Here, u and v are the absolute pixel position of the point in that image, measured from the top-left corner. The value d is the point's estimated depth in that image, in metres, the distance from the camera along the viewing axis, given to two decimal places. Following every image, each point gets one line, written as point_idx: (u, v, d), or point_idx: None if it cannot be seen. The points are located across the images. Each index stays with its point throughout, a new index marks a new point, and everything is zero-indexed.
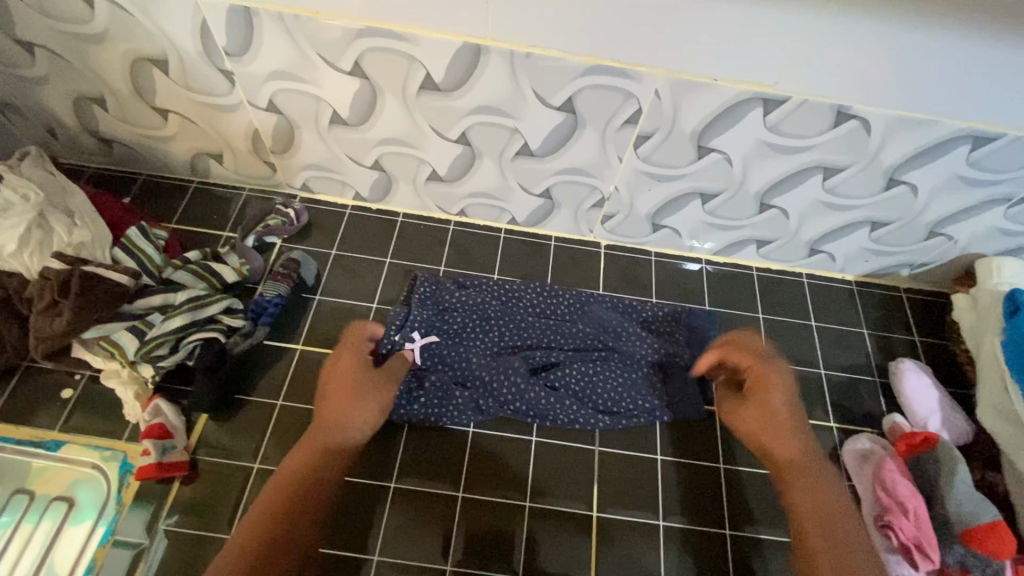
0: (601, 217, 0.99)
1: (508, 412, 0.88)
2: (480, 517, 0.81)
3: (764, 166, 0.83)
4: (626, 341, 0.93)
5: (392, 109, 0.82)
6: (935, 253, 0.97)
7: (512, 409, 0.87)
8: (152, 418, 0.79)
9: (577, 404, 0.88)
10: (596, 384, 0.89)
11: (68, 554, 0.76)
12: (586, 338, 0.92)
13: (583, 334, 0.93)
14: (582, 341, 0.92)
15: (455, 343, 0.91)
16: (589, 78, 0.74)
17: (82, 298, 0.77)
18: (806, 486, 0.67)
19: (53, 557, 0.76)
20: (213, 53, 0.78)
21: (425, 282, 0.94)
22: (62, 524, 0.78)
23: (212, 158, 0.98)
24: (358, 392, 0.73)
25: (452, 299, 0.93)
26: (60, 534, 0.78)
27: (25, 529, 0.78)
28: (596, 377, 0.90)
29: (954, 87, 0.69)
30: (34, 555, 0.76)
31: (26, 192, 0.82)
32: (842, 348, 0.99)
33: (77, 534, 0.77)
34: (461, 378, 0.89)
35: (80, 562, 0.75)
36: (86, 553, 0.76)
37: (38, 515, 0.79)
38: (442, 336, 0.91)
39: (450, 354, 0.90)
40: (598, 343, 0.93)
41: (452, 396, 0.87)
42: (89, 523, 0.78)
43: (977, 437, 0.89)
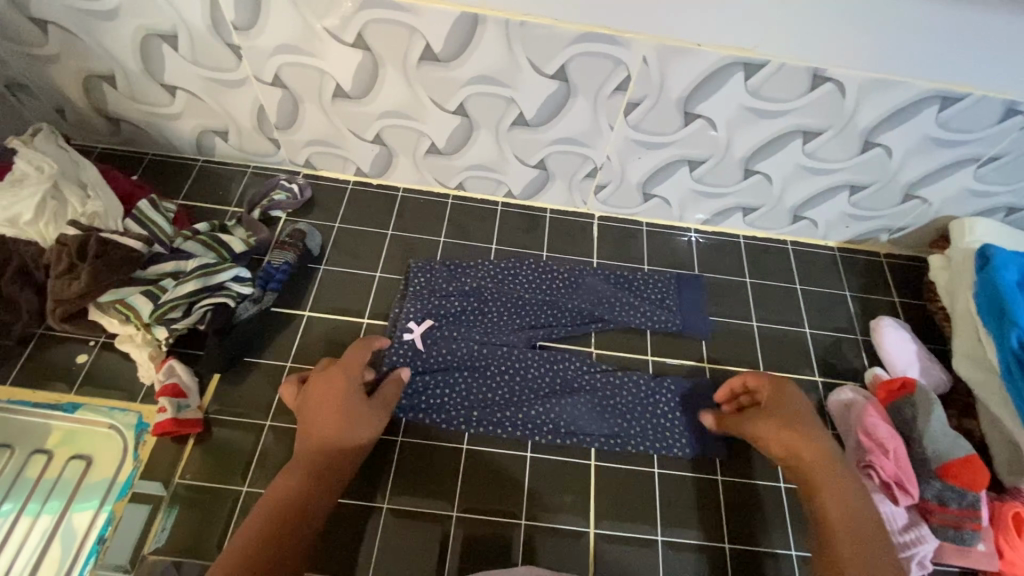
0: (594, 187, 1.03)
1: (512, 414, 0.87)
2: (484, 466, 0.84)
3: (747, 131, 0.88)
4: (619, 312, 0.97)
5: (393, 80, 0.85)
6: (912, 217, 1.02)
7: (515, 411, 0.87)
8: (166, 378, 0.81)
9: (586, 409, 0.88)
10: (600, 389, 0.89)
11: (70, 541, 0.76)
12: (581, 313, 0.96)
13: (578, 311, 0.96)
14: (577, 321, 0.96)
15: (455, 332, 0.92)
16: (580, 46, 0.77)
17: (98, 262, 0.79)
18: (840, 499, 0.67)
19: (56, 546, 0.75)
20: (220, 27, 0.81)
21: (419, 269, 0.98)
22: (64, 511, 0.77)
23: (217, 136, 1.01)
24: (346, 411, 0.75)
25: (448, 288, 0.96)
26: (61, 522, 0.77)
27: (25, 522, 0.76)
28: (598, 382, 0.90)
29: (921, 46, 0.74)
30: (35, 546, 0.75)
31: (39, 164, 0.85)
32: (826, 309, 1.04)
33: (79, 520, 0.77)
34: (462, 370, 0.89)
35: (83, 547, 0.75)
36: (90, 538, 0.76)
37: (37, 509, 0.77)
38: (440, 324, 0.92)
39: (452, 344, 0.90)
40: (593, 322, 0.96)
41: (454, 387, 0.88)
42: (91, 511, 0.77)
43: (953, 386, 0.94)
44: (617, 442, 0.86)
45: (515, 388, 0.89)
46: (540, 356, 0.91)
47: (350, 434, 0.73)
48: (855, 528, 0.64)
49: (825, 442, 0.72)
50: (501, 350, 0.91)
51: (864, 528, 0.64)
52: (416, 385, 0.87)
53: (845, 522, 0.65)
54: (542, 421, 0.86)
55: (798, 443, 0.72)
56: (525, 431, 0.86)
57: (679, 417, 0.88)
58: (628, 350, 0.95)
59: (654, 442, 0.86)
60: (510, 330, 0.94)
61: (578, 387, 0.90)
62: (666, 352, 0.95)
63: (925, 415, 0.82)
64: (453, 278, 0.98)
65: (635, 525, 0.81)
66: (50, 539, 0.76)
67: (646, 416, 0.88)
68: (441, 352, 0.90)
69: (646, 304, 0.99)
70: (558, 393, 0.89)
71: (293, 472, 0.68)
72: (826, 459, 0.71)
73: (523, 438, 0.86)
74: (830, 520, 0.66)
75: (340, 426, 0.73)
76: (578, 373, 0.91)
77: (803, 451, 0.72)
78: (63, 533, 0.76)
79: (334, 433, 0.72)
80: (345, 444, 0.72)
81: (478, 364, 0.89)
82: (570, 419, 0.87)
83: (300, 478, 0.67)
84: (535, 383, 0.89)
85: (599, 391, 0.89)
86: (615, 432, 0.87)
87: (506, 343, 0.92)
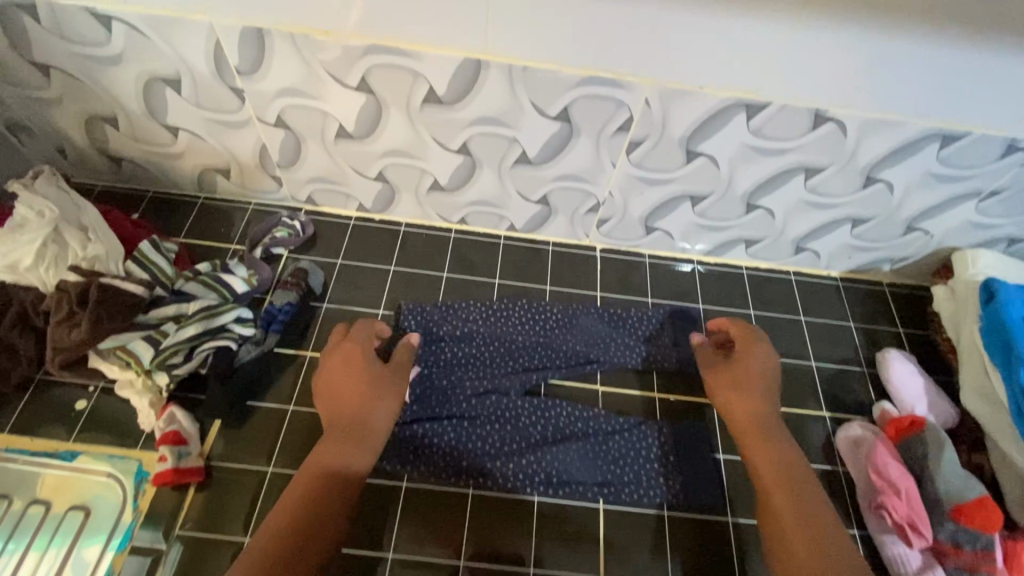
0: (597, 221, 1.03)
1: (502, 463, 0.85)
2: (491, 512, 0.82)
3: (748, 168, 0.88)
4: (613, 353, 0.96)
5: (396, 121, 0.85)
6: (914, 248, 1.02)
7: (505, 459, 0.85)
8: (167, 426, 0.80)
9: (579, 457, 0.86)
10: (592, 436, 0.88)
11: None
12: (575, 355, 0.95)
13: (571, 353, 0.95)
14: (569, 364, 0.94)
15: (445, 376, 0.91)
16: (583, 89, 0.78)
17: (99, 308, 0.78)
18: (768, 452, 0.77)
19: None
20: (224, 73, 0.81)
21: (410, 309, 0.96)
22: (73, 545, 0.77)
23: (219, 174, 1.01)
24: (370, 381, 0.80)
25: (439, 330, 0.95)
26: (69, 557, 0.77)
27: (33, 556, 0.77)
28: (589, 427, 0.89)
29: (918, 89, 0.74)
30: None
31: (41, 208, 0.84)
32: (831, 341, 1.03)
33: (87, 555, 0.77)
34: (452, 417, 0.88)
35: None
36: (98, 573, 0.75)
37: (46, 542, 0.77)
38: (431, 369, 0.91)
39: (442, 390, 0.90)
40: (586, 365, 0.95)
41: (442, 435, 0.86)
42: (98, 546, 0.77)
43: (962, 420, 0.93)
44: (610, 492, 0.84)
45: (505, 436, 0.87)
46: (530, 404, 0.89)
47: (374, 403, 0.78)
48: (785, 478, 0.74)
49: (763, 402, 0.82)
50: (491, 398, 0.89)
51: (795, 477, 0.74)
52: (407, 436, 0.86)
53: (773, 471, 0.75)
54: (533, 471, 0.85)
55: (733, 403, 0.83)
56: (517, 482, 0.84)
57: (673, 466, 0.86)
58: (633, 387, 0.94)
59: (648, 492, 0.84)
60: (502, 375, 0.92)
61: (570, 434, 0.88)
62: (672, 388, 0.95)
63: (937, 453, 0.82)
64: (447, 321, 0.96)
65: (643, 569, 0.80)
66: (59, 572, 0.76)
67: (640, 464, 0.86)
68: (431, 401, 0.89)
69: (641, 341, 0.97)
70: (550, 441, 0.87)
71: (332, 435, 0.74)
72: (756, 415, 0.81)
73: (515, 488, 0.84)
74: (759, 470, 0.76)
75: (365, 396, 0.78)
76: (570, 420, 0.89)
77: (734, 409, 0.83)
78: (72, 567, 0.76)
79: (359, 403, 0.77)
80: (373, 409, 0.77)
81: (468, 412, 0.88)
82: (562, 467, 0.85)
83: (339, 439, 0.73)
84: (526, 431, 0.88)
85: (592, 438, 0.87)
86: (607, 480, 0.85)
87: (496, 388, 0.91)
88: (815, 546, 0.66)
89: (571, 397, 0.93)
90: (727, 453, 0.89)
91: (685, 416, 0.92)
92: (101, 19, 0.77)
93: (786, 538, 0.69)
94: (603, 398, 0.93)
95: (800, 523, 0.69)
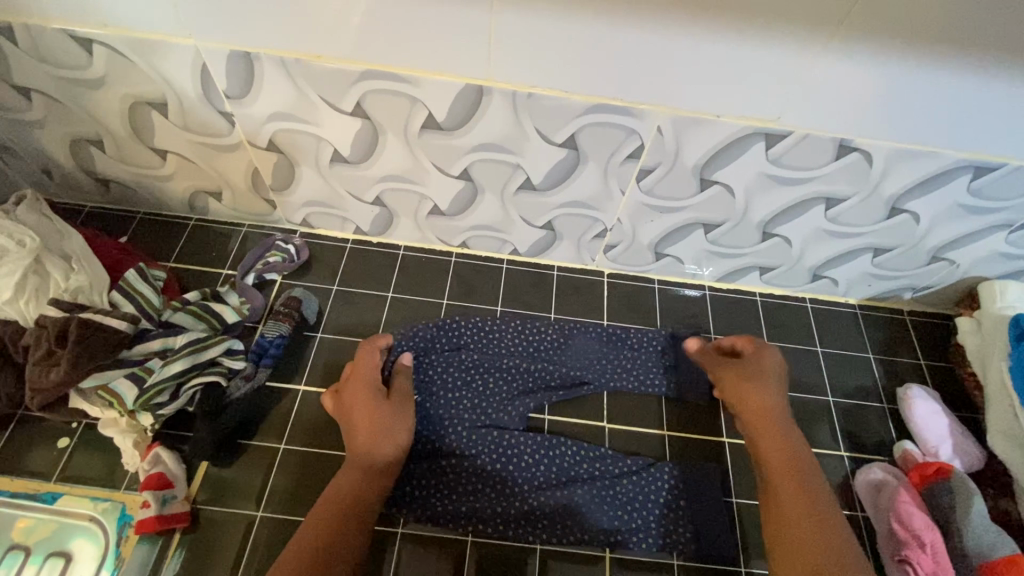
0: (603, 246, 0.98)
1: (504, 508, 0.81)
2: (492, 559, 0.79)
3: (766, 197, 0.83)
4: (615, 377, 0.93)
5: (394, 147, 0.81)
6: (938, 277, 0.97)
7: (507, 503, 0.81)
8: (151, 468, 0.77)
9: (586, 501, 0.82)
10: (600, 480, 0.84)
11: None
12: (573, 378, 0.92)
13: (569, 376, 0.92)
14: (568, 387, 0.91)
15: (443, 411, 0.87)
16: (591, 116, 0.73)
17: (79, 348, 0.74)
18: (780, 449, 0.75)
19: None
20: (212, 96, 0.77)
21: (406, 331, 0.91)
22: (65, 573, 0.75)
23: (210, 197, 0.97)
24: (379, 415, 0.77)
25: (437, 359, 0.90)
26: None
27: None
28: (596, 471, 0.85)
29: (952, 119, 0.69)
30: None
31: (19, 237, 0.80)
32: (849, 373, 0.98)
33: None
34: (450, 455, 0.84)
35: None
36: None
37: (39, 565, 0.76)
38: (429, 402, 0.87)
39: (439, 426, 0.85)
40: (584, 387, 0.92)
41: (441, 475, 0.82)
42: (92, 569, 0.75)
43: (988, 462, 0.88)
44: (618, 539, 0.80)
45: (507, 476, 0.83)
46: (533, 441, 0.85)
47: (388, 441, 0.76)
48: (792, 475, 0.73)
49: (767, 395, 0.80)
50: (492, 433, 0.85)
51: (802, 478, 0.72)
52: (403, 475, 0.82)
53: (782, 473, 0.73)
54: (536, 516, 0.81)
55: (745, 395, 0.81)
56: (518, 527, 0.80)
57: (681, 513, 0.82)
58: (641, 425, 0.90)
59: (657, 539, 0.81)
60: (502, 408, 0.88)
61: (576, 476, 0.84)
62: (681, 425, 0.90)
63: (965, 506, 0.77)
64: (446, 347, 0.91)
65: None
66: None
67: (649, 509, 0.82)
68: (430, 436, 0.85)
69: (642, 365, 0.94)
70: (554, 484, 0.83)
71: (346, 475, 0.73)
72: (767, 411, 0.79)
73: (517, 535, 0.80)
74: (767, 464, 0.75)
75: (377, 434, 0.76)
76: (575, 461, 0.85)
77: (746, 400, 0.80)
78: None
79: (372, 441, 0.75)
80: (388, 449, 0.75)
81: (467, 449, 0.84)
82: (568, 512, 0.81)
83: (356, 480, 0.72)
84: (529, 472, 0.84)
85: (599, 480, 0.83)
86: (615, 527, 0.81)
87: (496, 422, 0.87)
88: (821, 555, 0.64)
89: (575, 434, 0.89)
90: (740, 497, 0.85)
91: (695, 456, 0.88)
92: (82, 42, 0.73)
93: (787, 542, 0.67)
94: (609, 437, 0.89)
95: (806, 523, 0.68)
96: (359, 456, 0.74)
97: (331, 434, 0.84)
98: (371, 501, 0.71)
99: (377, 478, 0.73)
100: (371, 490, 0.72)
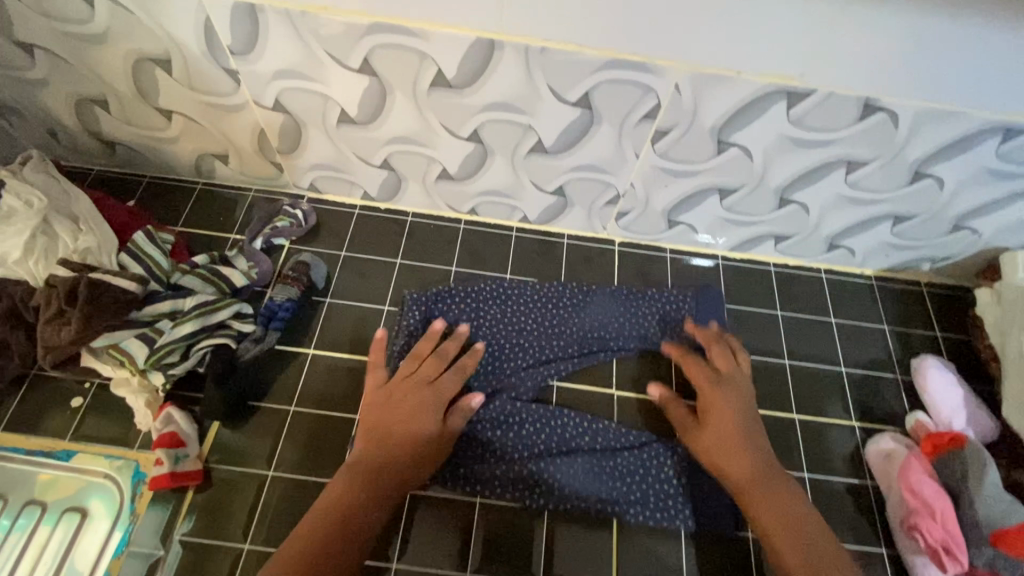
0: (615, 213, 0.96)
1: (505, 474, 0.81)
2: (498, 521, 0.80)
3: (785, 160, 0.81)
4: (623, 335, 0.92)
5: (402, 107, 0.79)
6: (959, 247, 0.95)
7: (508, 470, 0.81)
8: (163, 427, 0.77)
9: (583, 470, 0.82)
10: (597, 451, 0.83)
11: (87, 557, 0.76)
12: (583, 340, 0.91)
13: (577, 337, 0.92)
14: (579, 348, 0.91)
15: None
16: (607, 72, 0.71)
17: (89, 306, 0.74)
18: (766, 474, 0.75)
19: (74, 558, 0.76)
20: (217, 52, 0.75)
21: (409, 291, 0.92)
22: (79, 529, 0.77)
23: (216, 159, 0.95)
24: (417, 430, 0.76)
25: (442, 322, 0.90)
26: (76, 539, 0.76)
27: (42, 534, 0.77)
28: (594, 440, 0.84)
29: (985, 77, 0.67)
30: (52, 560, 0.75)
31: (28, 198, 0.81)
32: (863, 345, 0.97)
33: (95, 537, 0.76)
34: None
35: (98, 566, 0.75)
36: (104, 556, 0.75)
37: (54, 521, 0.77)
38: None
39: None
40: (594, 347, 0.91)
41: None
42: (105, 527, 0.77)
43: (1001, 434, 0.87)
44: (614, 510, 0.80)
45: (509, 443, 0.83)
46: (536, 411, 0.85)
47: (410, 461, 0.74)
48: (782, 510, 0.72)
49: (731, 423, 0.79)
50: (496, 398, 0.85)
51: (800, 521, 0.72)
52: None
53: (790, 538, 0.70)
54: (536, 483, 0.81)
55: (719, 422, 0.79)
56: (516, 491, 0.81)
57: (684, 483, 0.82)
58: (650, 392, 0.90)
59: (655, 511, 0.81)
60: (509, 371, 0.88)
61: (575, 447, 0.84)
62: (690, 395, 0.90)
63: (978, 475, 0.76)
64: (448, 305, 0.91)
65: None
66: (65, 555, 0.76)
67: (648, 482, 0.82)
68: None
69: (664, 329, 0.93)
70: (554, 452, 0.83)
71: (344, 484, 0.71)
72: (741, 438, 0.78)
73: (516, 499, 0.80)
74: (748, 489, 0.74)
75: (404, 449, 0.74)
76: (577, 431, 0.85)
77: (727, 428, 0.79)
78: (67, 572, 0.75)
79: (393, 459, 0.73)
80: (409, 463, 0.74)
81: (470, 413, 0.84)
82: (566, 480, 0.81)
83: (357, 494, 0.70)
84: (530, 440, 0.84)
85: (598, 453, 0.83)
86: (613, 497, 0.81)
87: (500, 386, 0.87)
88: None
89: (584, 403, 0.88)
90: None
91: None
92: None
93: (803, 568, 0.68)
94: (618, 404, 0.89)
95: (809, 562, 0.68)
96: (376, 466, 0.72)
97: (341, 398, 0.85)
98: (370, 521, 0.69)
99: (382, 499, 0.71)
100: (372, 510, 0.70)
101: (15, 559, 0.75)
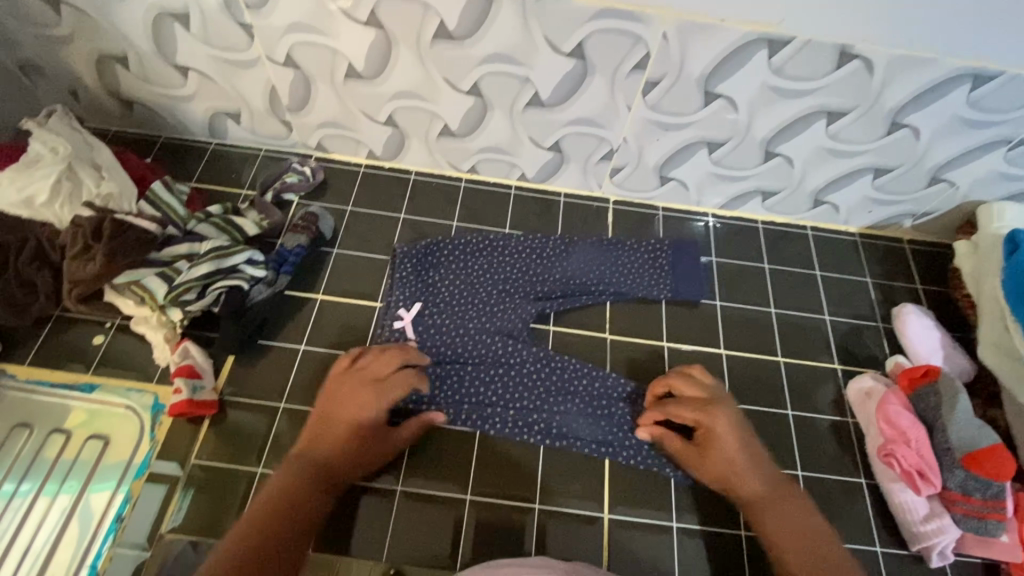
0: (609, 170, 1.00)
1: (506, 416, 0.86)
2: (495, 450, 0.84)
3: (769, 111, 0.85)
4: (615, 281, 0.97)
5: (406, 60, 0.84)
6: (938, 201, 0.99)
7: (508, 411, 0.86)
8: (181, 359, 0.82)
9: (578, 414, 0.86)
10: (590, 396, 0.88)
11: (90, 518, 0.77)
12: (574, 285, 0.96)
13: (569, 283, 0.96)
14: (570, 293, 0.96)
15: (446, 313, 0.92)
16: (599, 22, 0.76)
17: (114, 242, 0.82)
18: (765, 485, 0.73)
19: (80, 513, 0.77)
20: (233, 5, 0.81)
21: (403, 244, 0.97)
22: (83, 490, 0.78)
23: (229, 118, 1.00)
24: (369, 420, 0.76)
25: (442, 270, 0.96)
26: (79, 501, 0.78)
27: (43, 501, 0.78)
28: (585, 389, 0.88)
29: (951, 22, 0.71)
30: (57, 519, 0.77)
31: (54, 145, 0.87)
32: (846, 296, 1.01)
33: (98, 498, 0.78)
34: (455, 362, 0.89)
35: (103, 524, 0.77)
36: (108, 516, 0.77)
37: (55, 489, 0.79)
38: (430, 307, 0.92)
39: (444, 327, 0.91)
40: (584, 292, 0.96)
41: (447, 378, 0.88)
42: (107, 492, 0.78)
43: (977, 376, 0.91)
44: (607, 450, 0.85)
45: (510, 384, 0.88)
46: (534, 353, 0.90)
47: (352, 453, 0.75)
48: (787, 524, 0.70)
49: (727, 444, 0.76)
50: (497, 339, 0.90)
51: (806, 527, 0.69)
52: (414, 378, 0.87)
53: (796, 545, 0.68)
54: (534, 422, 0.85)
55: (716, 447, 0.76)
56: (517, 429, 0.85)
57: None
58: (642, 336, 0.94)
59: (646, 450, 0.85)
60: (505, 313, 0.92)
61: (573, 393, 0.88)
62: (680, 341, 0.94)
63: (950, 404, 0.81)
64: (438, 258, 0.96)
65: (647, 509, 0.82)
66: (66, 521, 0.77)
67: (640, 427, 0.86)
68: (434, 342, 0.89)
69: (646, 273, 0.98)
70: (552, 393, 0.88)
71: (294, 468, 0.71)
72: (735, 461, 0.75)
73: (515, 437, 0.85)
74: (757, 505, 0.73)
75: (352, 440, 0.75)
76: (574, 376, 0.89)
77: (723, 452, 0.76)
78: (80, 515, 0.77)
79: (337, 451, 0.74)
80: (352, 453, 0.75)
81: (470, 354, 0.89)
82: (562, 421, 0.86)
83: (304, 479, 0.70)
84: (529, 379, 0.88)
85: (593, 397, 0.88)
86: (607, 439, 0.85)
87: (500, 329, 0.91)
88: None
89: (579, 347, 0.93)
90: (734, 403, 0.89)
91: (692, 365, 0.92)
92: None
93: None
94: (611, 347, 0.93)
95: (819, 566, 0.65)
96: (320, 456, 0.73)
97: (349, 339, 0.89)
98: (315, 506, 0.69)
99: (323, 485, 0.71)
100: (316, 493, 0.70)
101: (20, 518, 0.77)
